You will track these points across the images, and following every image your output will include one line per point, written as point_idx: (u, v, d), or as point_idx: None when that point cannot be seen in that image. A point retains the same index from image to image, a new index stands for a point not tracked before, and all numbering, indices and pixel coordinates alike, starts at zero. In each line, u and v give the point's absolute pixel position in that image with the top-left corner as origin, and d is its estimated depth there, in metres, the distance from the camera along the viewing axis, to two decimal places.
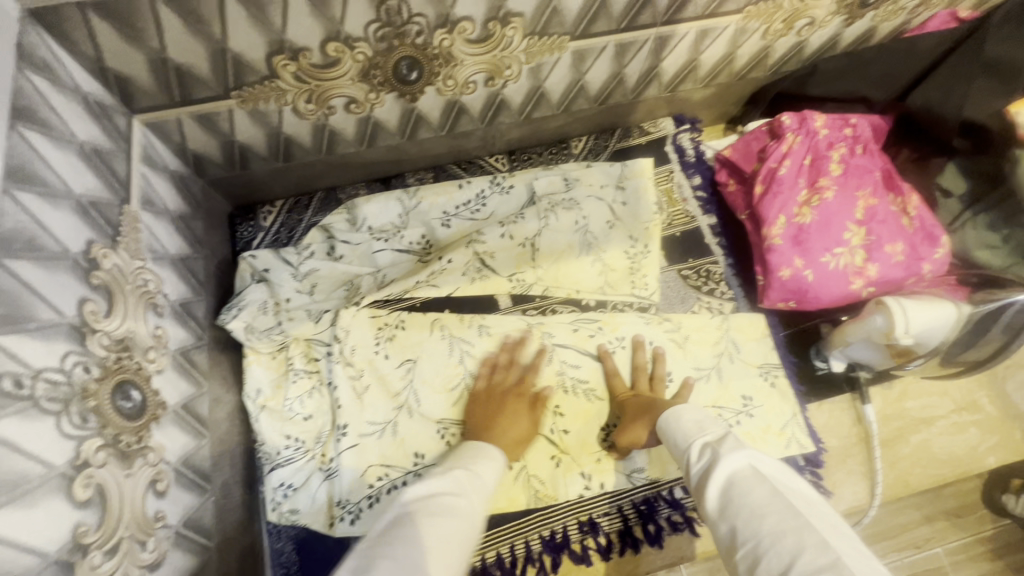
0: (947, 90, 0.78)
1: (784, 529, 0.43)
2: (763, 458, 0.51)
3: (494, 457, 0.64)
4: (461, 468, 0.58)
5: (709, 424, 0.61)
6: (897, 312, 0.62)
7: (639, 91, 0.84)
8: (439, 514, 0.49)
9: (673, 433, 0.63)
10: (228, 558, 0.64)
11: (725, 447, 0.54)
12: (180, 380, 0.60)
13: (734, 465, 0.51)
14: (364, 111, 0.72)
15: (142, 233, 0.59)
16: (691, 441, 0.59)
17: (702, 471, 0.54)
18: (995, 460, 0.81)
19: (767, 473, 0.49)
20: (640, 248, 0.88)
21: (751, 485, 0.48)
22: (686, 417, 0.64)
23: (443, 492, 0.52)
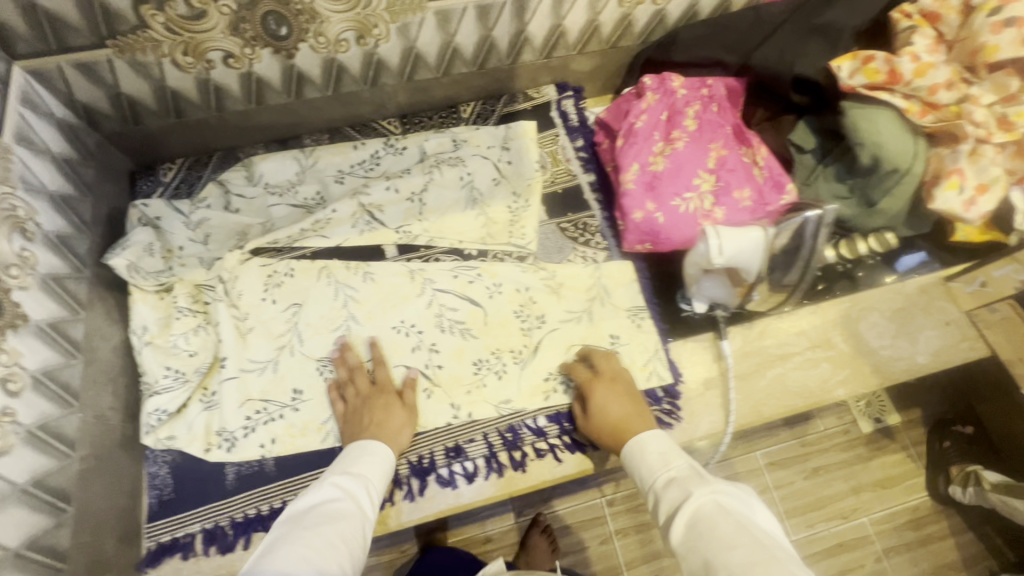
0: (783, 50, 0.85)
1: (759, 561, 0.45)
2: (725, 494, 0.52)
3: (382, 454, 0.69)
4: (345, 474, 0.64)
5: (672, 453, 0.60)
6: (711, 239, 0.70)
7: (513, 56, 0.91)
8: (322, 525, 0.54)
9: (636, 464, 0.62)
10: (100, 473, 0.69)
11: (693, 485, 0.55)
12: (48, 301, 0.65)
13: (701, 505, 0.52)
14: (243, 66, 0.78)
15: (13, 164, 0.64)
16: (656, 472, 0.59)
17: (663, 512, 0.55)
18: (845, 391, 0.88)
19: (731, 507, 0.51)
20: (521, 203, 0.94)
21: (719, 521, 0.49)
22: (653, 447, 0.62)
23: (326, 503, 0.58)
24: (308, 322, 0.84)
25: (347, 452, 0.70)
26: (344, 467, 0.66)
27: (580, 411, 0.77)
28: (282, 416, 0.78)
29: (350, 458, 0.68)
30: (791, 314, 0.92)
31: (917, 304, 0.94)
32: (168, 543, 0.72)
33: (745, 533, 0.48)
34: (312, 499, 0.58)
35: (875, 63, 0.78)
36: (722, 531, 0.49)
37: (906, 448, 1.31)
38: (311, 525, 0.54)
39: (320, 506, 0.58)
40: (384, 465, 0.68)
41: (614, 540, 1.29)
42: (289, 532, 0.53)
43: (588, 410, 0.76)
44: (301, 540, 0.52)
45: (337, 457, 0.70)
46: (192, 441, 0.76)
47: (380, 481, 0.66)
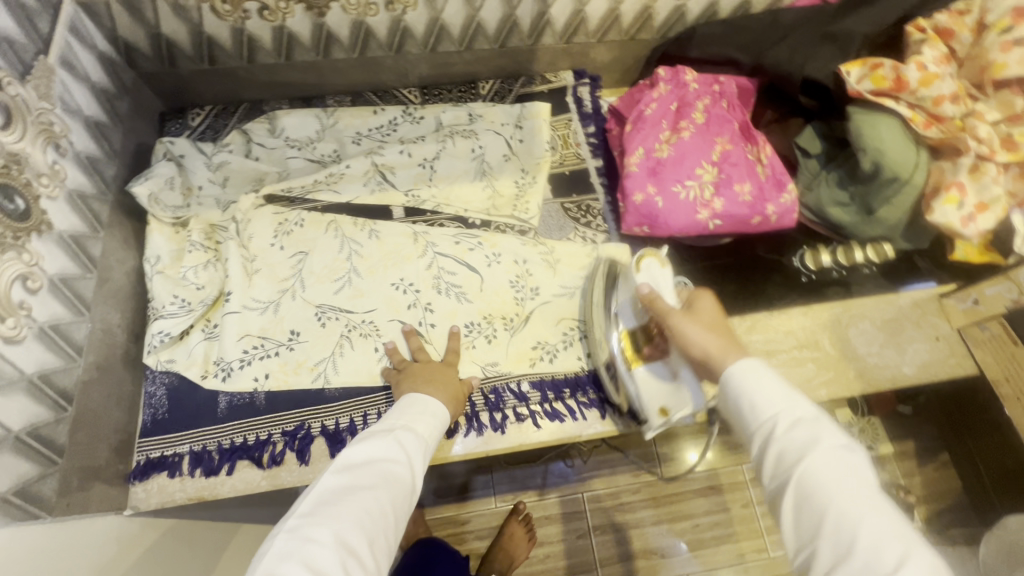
0: (793, 53, 0.88)
1: (883, 535, 0.46)
2: (849, 452, 0.52)
3: (438, 416, 0.70)
4: (408, 432, 0.65)
5: (792, 391, 0.58)
6: (659, 285, 0.77)
7: (534, 38, 0.96)
8: (377, 488, 0.57)
9: (744, 397, 0.59)
10: (101, 383, 0.72)
11: (818, 432, 0.54)
12: (71, 215, 0.70)
13: (827, 459, 0.51)
14: (277, 20, 0.83)
15: (55, 83, 0.69)
16: (775, 410, 0.57)
17: (777, 455, 0.54)
18: (828, 393, 0.88)
19: (856, 468, 0.51)
20: (529, 179, 0.97)
21: (849, 483, 0.50)
22: (765, 382, 0.58)
23: (387, 462, 0.61)
24: (311, 270, 0.86)
25: (405, 403, 0.70)
26: (409, 422, 0.67)
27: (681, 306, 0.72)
28: (276, 354, 0.81)
29: (415, 411, 0.69)
30: (782, 313, 0.93)
31: (908, 317, 0.94)
32: (158, 460, 0.75)
33: (873, 498, 0.49)
34: (375, 454, 0.61)
35: (883, 70, 0.80)
36: (841, 502, 0.49)
37: (897, 477, 1.31)
38: (366, 484, 0.57)
39: (377, 462, 0.60)
40: (438, 426, 0.70)
41: (591, 535, 1.29)
42: (347, 489, 0.56)
43: (694, 308, 0.72)
44: (360, 501, 0.55)
45: (396, 403, 0.71)
46: (190, 366, 0.79)
47: (434, 442, 0.68)
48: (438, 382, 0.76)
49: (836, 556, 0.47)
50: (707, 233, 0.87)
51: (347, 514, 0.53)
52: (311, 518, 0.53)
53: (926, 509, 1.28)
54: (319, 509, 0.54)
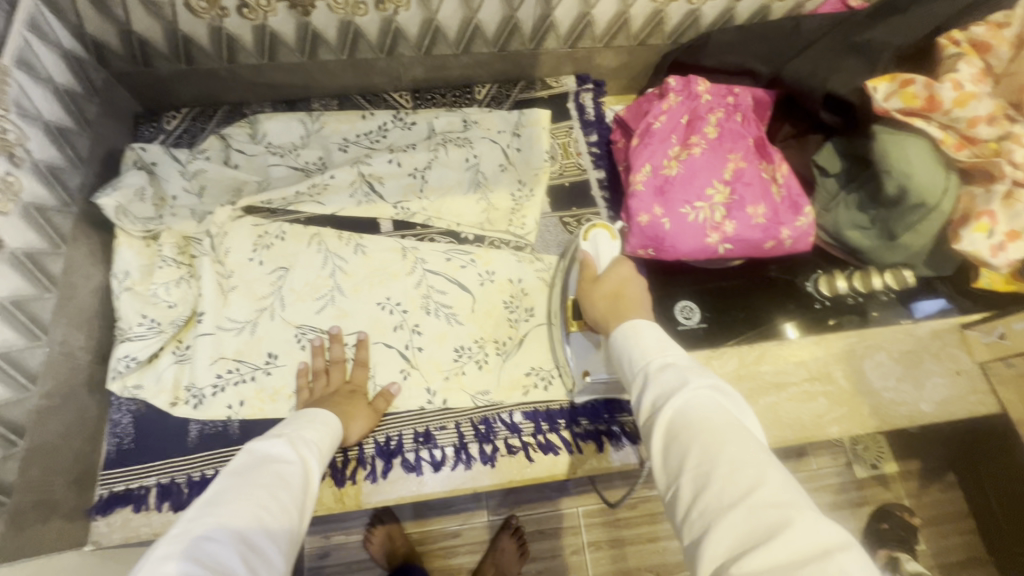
0: (816, 65, 0.81)
1: (745, 457, 0.40)
2: (721, 392, 0.46)
3: (331, 423, 0.65)
4: (300, 438, 0.58)
5: (669, 341, 0.52)
6: (597, 253, 0.72)
7: (537, 42, 0.90)
8: (274, 487, 0.49)
9: (626, 354, 0.54)
10: (61, 412, 0.67)
11: (689, 373, 0.47)
12: (28, 231, 0.64)
13: (695, 394, 0.45)
14: (258, 18, 0.77)
15: (11, 86, 0.63)
16: (648, 359, 0.51)
17: (651, 396, 0.48)
18: (840, 430, 0.82)
19: (725, 404, 0.45)
20: (526, 192, 0.90)
21: (713, 414, 0.43)
22: (647, 335, 0.53)
23: (279, 462, 0.53)
24: (292, 287, 0.81)
25: (297, 416, 0.64)
26: (299, 428, 0.61)
27: (592, 273, 0.70)
28: (252, 379, 0.76)
29: (305, 422, 0.63)
30: (793, 342, 0.88)
31: (928, 348, 0.87)
32: (123, 493, 0.70)
33: (739, 429, 0.42)
34: (264, 455, 0.53)
35: (915, 87, 0.73)
36: (704, 431, 0.42)
37: (901, 498, 1.22)
38: (263, 482, 0.49)
39: (273, 463, 0.52)
40: (333, 438, 0.64)
41: (584, 551, 1.18)
42: (239, 486, 0.48)
43: (602, 275, 0.69)
44: (255, 499, 0.47)
45: (289, 416, 0.64)
46: (159, 393, 0.74)
47: (328, 451, 0.62)
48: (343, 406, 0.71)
49: (696, 488, 0.40)
50: (717, 257, 0.81)
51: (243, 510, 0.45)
52: (196, 518, 0.44)
53: (928, 533, 1.20)
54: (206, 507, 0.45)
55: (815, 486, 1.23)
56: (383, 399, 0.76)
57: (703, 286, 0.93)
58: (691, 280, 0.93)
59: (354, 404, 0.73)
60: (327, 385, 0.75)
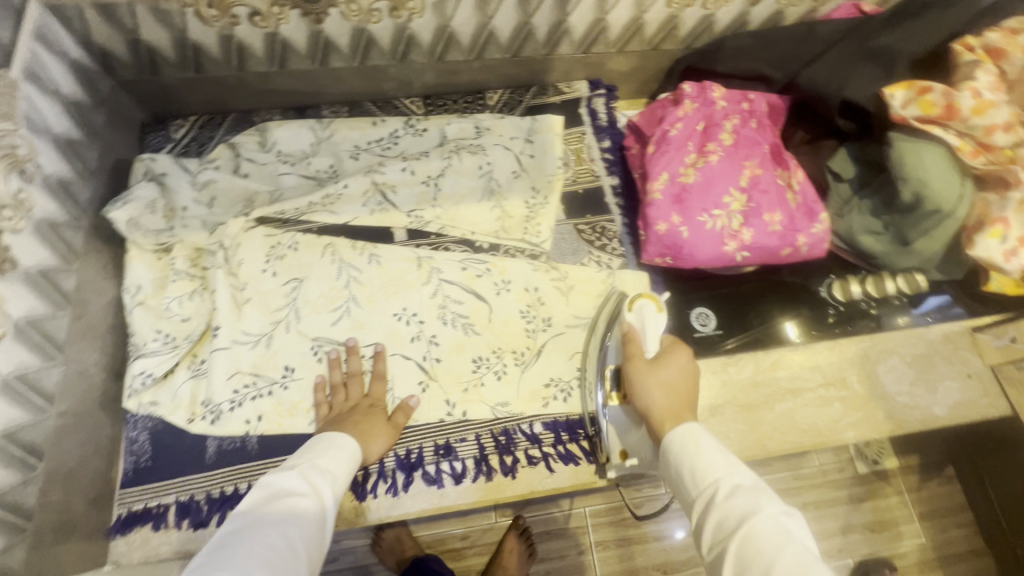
0: (832, 71, 0.81)
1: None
2: (789, 517, 0.47)
3: (348, 446, 0.65)
4: (313, 468, 0.58)
5: (733, 457, 0.53)
6: (642, 325, 0.72)
7: (550, 47, 0.89)
8: (283, 523, 0.49)
9: (685, 465, 0.54)
10: (77, 431, 0.66)
11: (759, 498, 0.48)
12: (41, 248, 0.63)
13: (764, 524, 0.45)
14: (270, 26, 0.75)
15: (19, 100, 0.62)
16: (714, 477, 0.51)
17: (716, 524, 0.48)
18: (855, 434, 0.83)
19: (798, 534, 0.45)
20: (540, 199, 0.90)
21: (783, 548, 0.43)
22: (706, 447, 0.54)
23: (290, 496, 0.53)
24: (306, 298, 0.80)
25: (314, 442, 0.64)
26: (311, 458, 0.60)
27: (644, 355, 0.68)
28: (269, 393, 0.75)
29: (317, 450, 0.62)
30: (807, 347, 0.88)
31: (939, 352, 0.88)
32: (141, 511, 0.70)
33: (813, 559, 0.43)
34: (274, 490, 0.53)
35: (932, 96, 0.73)
36: (780, 566, 0.42)
37: (902, 492, 1.23)
38: (272, 519, 0.49)
39: (283, 498, 0.52)
40: (352, 464, 0.63)
41: (592, 552, 1.17)
42: (247, 526, 0.48)
43: (658, 360, 0.67)
44: (264, 540, 0.47)
45: (304, 446, 0.64)
46: (176, 410, 0.73)
47: (344, 477, 0.61)
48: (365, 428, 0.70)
49: None
50: (735, 264, 0.81)
51: (251, 552, 0.45)
52: (203, 566, 0.44)
53: (931, 529, 1.21)
54: (214, 552, 0.45)
55: (819, 483, 1.23)
56: (403, 414, 0.74)
57: (718, 292, 0.93)
58: (706, 288, 0.92)
59: (374, 423, 0.71)
60: (346, 399, 0.74)
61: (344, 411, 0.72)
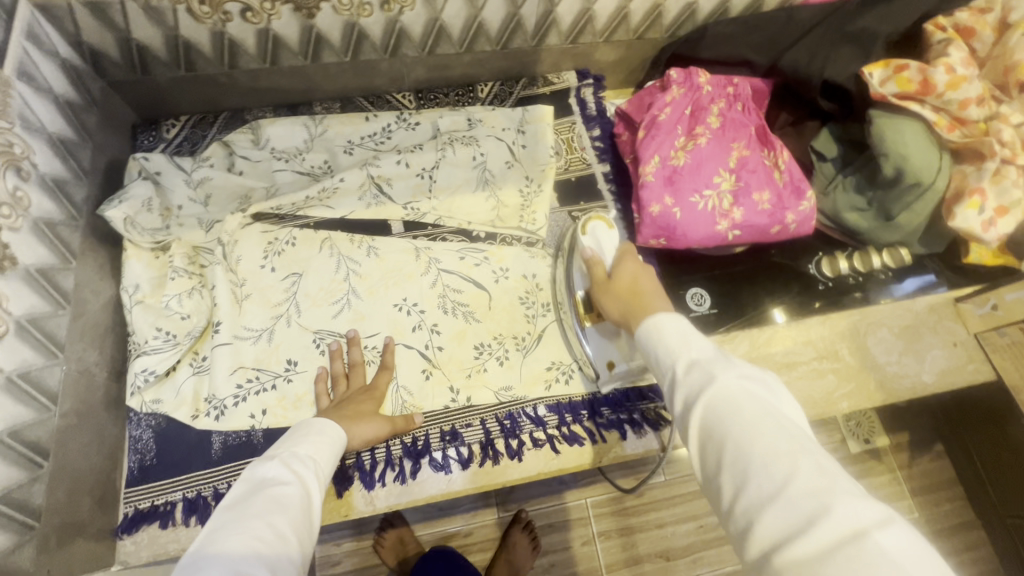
0: (813, 53, 0.84)
1: (776, 450, 0.41)
2: (751, 381, 0.46)
3: (330, 432, 0.63)
4: (294, 457, 0.57)
5: (693, 335, 0.52)
6: (599, 247, 0.73)
7: (539, 38, 0.91)
8: (269, 514, 0.48)
9: (651, 351, 0.54)
10: (81, 430, 0.66)
11: (717, 368, 0.48)
12: (39, 246, 0.63)
13: (724, 391, 0.46)
14: (261, 22, 0.76)
15: (13, 99, 0.62)
16: (674, 356, 0.51)
17: (681, 396, 0.49)
18: (848, 405, 0.85)
19: (756, 395, 0.45)
20: (534, 188, 0.91)
21: (741, 406, 0.44)
22: (668, 329, 0.54)
23: (274, 485, 0.52)
24: (306, 292, 0.80)
25: (296, 430, 0.63)
26: (291, 446, 0.59)
27: (603, 273, 0.69)
28: (273, 387, 0.75)
29: (296, 437, 0.61)
30: (800, 322, 0.91)
31: (925, 323, 0.91)
32: (148, 510, 0.69)
33: (770, 420, 0.43)
34: (257, 481, 0.52)
35: (909, 72, 0.76)
36: (740, 423, 0.43)
37: (894, 469, 1.26)
38: (259, 510, 0.48)
39: (267, 488, 0.51)
40: (336, 450, 0.62)
41: (596, 540, 1.18)
42: (234, 520, 0.47)
43: (613, 274, 0.68)
44: (251, 530, 0.46)
45: (283, 433, 0.63)
46: (179, 406, 0.73)
47: (329, 461, 0.60)
48: (367, 414, 0.71)
49: (736, 482, 0.41)
50: (726, 243, 0.83)
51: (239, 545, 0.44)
52: (193, 560, 0.43)
53: (920, 500, 1.24)
54: (203, 546, 0.45)
55: None
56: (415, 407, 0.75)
57: (710, 273, 0.94)
58: (699, 269, 0.94)
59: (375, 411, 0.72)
60: (347, 392, 0.74)
61: (345, 398, 0.73)
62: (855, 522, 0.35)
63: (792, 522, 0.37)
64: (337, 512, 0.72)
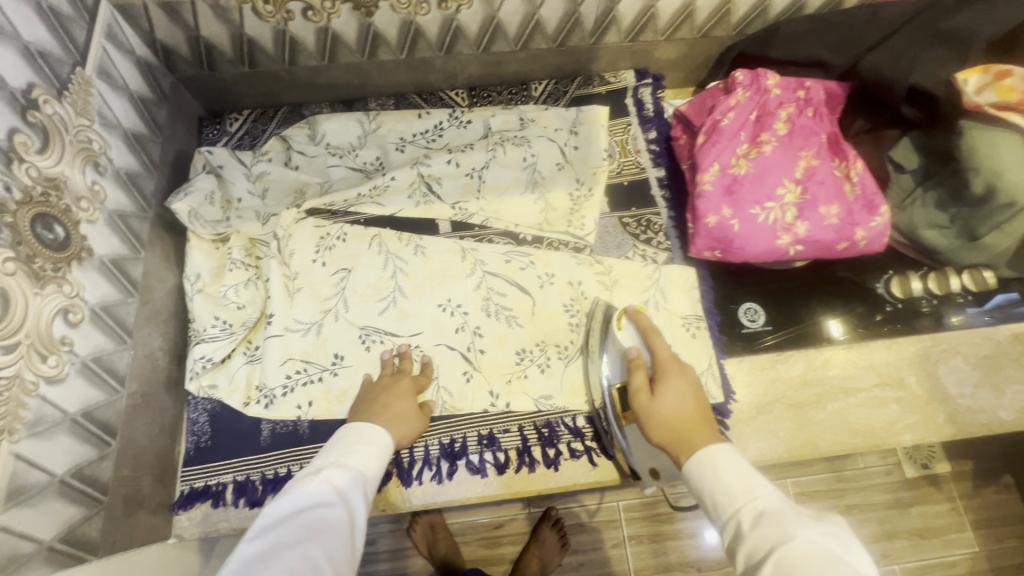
0: (899, 57, 0.77)
1: None
2: (828, 537, 0.41)
3: (377, 440, 0.62)
4: (339, 468, 0.56)
5: (754, 476, 0.47)
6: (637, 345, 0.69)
7: (597, 36, 0.88)
8: (303, 542, 0.47)
9: (706, 490, 0.49)
10: (146, 411, 0.70)
11: (788, 522, 0.42)
12: (112, 237, 0.67)
13: (803, 551, 0.39)
14: (321, 21, 0.77)
15: (93, 97, 0.65)
16: (736, 504, 0.46)
17: (746, 555, 0.43)
18: (912, 437, 0.79)
19: (837, 553, 0.39)
20: (584, 191, 0.88)
21: (822, 568, 0.38)
22: (725, 471, 0.49)
23: (313, 508, 0.50)
24: (354, 288, 0.82)
25: (343, 436, 0.62)
26: (339, 458, 0.58)
27: (646, 381, 0.64)
28: (320, 380, 0.77)
29: (346, 446, 0.60)
30: (862, 346, 0.85)
31: (1008, 353, 0.83)
32: (202, 489, 0.73)
33: None
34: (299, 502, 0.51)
35: (1012, 80, 0.69)
36: None
37: (953, 500, 1.17)
38: (291, 541, 0.47)
39: (305, 512, 0.50)
40: (383, 457, 0.61)
41: (625, 545, 1.16)
42: (269, 552, 0.46)
43: (657, 388, 0.62)
44: (281, 566, 0.45)
45: (332, 438, 0.63)
46: (233, 393, 0.77)
47: (377, 473, 0.59)
48: (403, 416, 0.69)
49: None
50: (787, 259, 0.79)
51: None
52: None
53: (981, 536, 1.15)
54: None
55: (863, 486, 1.18)
56: (429, 407, 0.75)
57: (770, 287, 0.89)
58: (757, 282, 0.89)
59: (410, 412, 0.70)
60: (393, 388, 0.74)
61: (382, 386, 0.73)
62: None
63: None
64: (376, 506, 0.74)
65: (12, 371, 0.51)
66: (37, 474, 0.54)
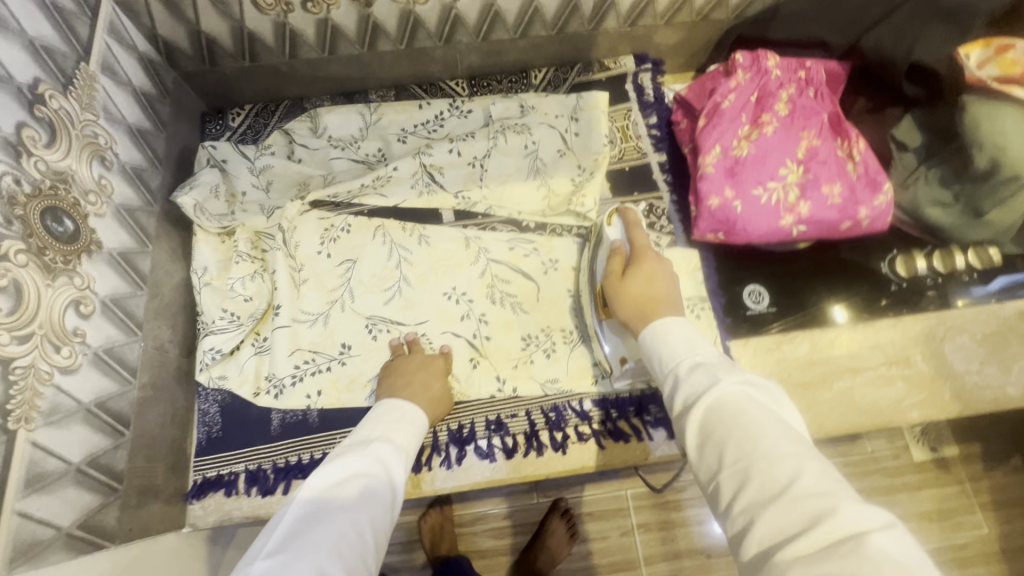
0: (900, 34, 0.77)
1: (780, 454, 0.40)
2: (757, 390, 0.46)
3: (417, 423, 0.65)
4: (386, 443, 0.59)
5: (699, 341, 0.54)
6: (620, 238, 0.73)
7: (596, 22, 0.88)
8: (354, 507, 0.50)
9: (655, 352, 0.56)
10: (157, 402, 0.71)
11: (720, 372, 0.48)
12: (120, 231, 0.68)
13: (727, 393, 0.46)
14: (321, 12, 0.78)
15: (97, 92, 0.66)
16: (677, 358, 0.53)
17: (681, 397, 0.49)
18: (919, 415, 0.79)
19: (762, 401, 0.45)
20: (586, 176, 0.88)
21: (747, 410, 0.44)
22: (676, 336, 0.55)
23: (364, 476, 0.53)
24: (359, 279, 0.82)
25: (382, 411, 0.65)
26: (386, 434, 0.61)
27: (620, 267, 0.68)
28: (328, 370, 0.78)
29: (388, 421, 0.63)
30: (867, 325, 0.85)
31: (1014, 330, 0.82)
32: (214, 478, 0.74)
33: (778, 428, 0.42)
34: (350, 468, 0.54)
35: (1013, 54, 0.70)
36: (743, 421, 0.43)
37: (962, 481, 1.17)
38: (345, 503, 0.50)
39: (357, 478, 0.53)
40: (419, 438, 0.64)
41: (635, 532, 1.16)
42: (323, 509, 0.49)
43: (629, 271, 0.67)
44: (336, 525, 0.47)
45: (373, 411, 0.65)
46: (242, 384, 0.77)
47: (414, 454, 0.62)
48: (438, 398, 0.72)
49: (733, 478, 0.41)
50: (790, 239, 0.79)
51: (325, 540, 0.45)
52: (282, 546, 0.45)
53: (990, 516, 1.15)
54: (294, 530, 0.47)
55: (871, 469, 1.18)
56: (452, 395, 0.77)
57: (774, 270, 0.89)
58: (761, 265, 0.89)
59: (442, 395, 0.73)
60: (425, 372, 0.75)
61: (417, 363, 0.74)
62: (855, 523, 0.34)
63: (792, 518, 0.36)
64: None
65: (27, 361, 0.52)
66: (53, 463, 0.54)
